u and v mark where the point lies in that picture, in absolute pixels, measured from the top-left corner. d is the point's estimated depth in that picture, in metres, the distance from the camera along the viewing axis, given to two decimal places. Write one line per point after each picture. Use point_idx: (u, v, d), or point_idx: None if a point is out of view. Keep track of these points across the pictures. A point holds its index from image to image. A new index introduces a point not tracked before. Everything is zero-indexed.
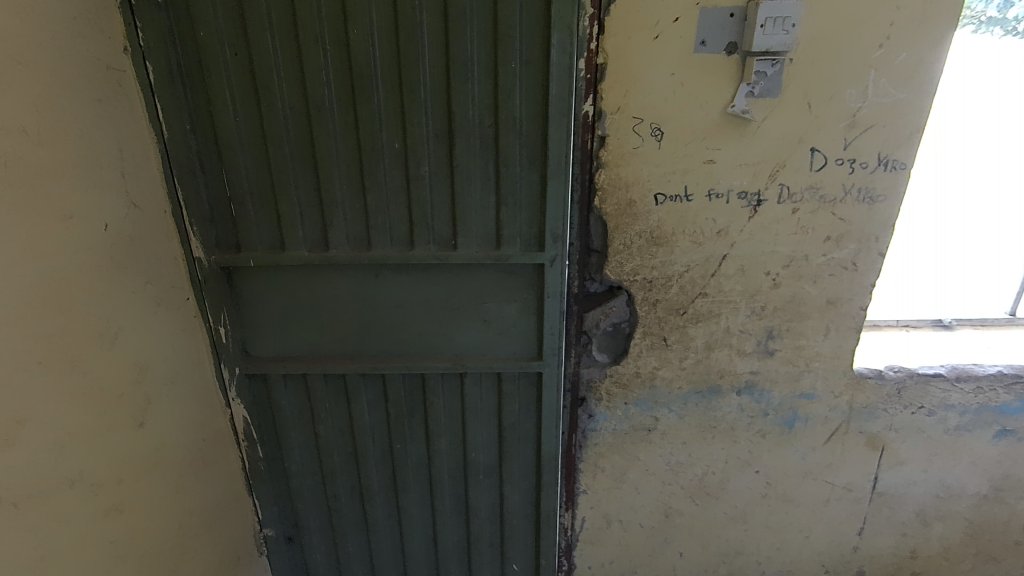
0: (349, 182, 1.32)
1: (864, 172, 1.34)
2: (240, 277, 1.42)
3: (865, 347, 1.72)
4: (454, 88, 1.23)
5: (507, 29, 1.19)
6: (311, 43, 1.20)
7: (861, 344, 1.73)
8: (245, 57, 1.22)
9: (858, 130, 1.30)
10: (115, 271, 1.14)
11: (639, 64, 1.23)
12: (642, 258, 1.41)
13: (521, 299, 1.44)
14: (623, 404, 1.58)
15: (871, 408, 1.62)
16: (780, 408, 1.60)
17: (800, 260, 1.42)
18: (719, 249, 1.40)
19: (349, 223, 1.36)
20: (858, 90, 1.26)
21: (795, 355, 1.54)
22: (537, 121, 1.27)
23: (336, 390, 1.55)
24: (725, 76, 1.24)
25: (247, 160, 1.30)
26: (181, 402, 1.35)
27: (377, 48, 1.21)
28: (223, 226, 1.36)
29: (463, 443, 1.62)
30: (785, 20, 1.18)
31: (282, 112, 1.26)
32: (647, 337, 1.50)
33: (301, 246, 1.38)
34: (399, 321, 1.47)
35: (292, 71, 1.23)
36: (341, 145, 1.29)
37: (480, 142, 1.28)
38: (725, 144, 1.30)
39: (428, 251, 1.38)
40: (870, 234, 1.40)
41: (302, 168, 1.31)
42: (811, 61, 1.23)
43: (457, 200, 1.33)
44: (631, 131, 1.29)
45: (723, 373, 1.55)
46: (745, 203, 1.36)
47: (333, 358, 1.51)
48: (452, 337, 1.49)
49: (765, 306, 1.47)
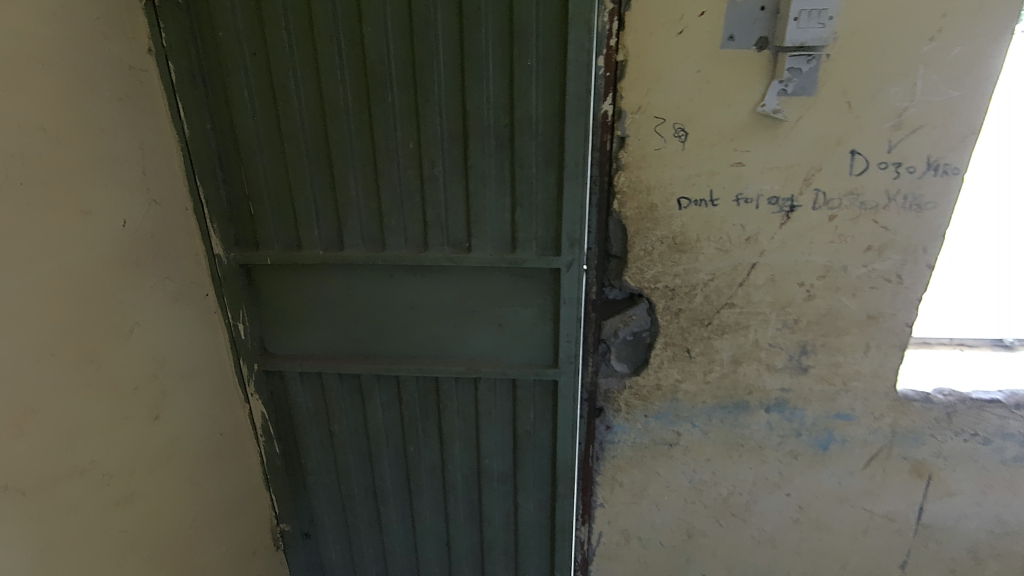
0: (364, 181, 1.31)
1: (911, 177, 1.23)
2: (259, 274, 1.43)
3: (912, 366, 1.59)
4: (468, 87, 1.21)
5: (523, 25, 1.15)
6: (326, 43, 1.20)
7: (906, 363, 1.60)
8: (263, 58, 1.23)
9: (904, 131, 1.20)
10: (133, 267, 1.16)
11: (662, 60, 1.16)
12: (664, 265, 1.34)
13: (536, 304, 1.41)
14: (643, 417, 1.52)
15: (916, 433, 1.50)
16: (813, 428, 1.51)
17: (837, 270, 1.33)
18: (747, 257, 1.32)
19: (364, 223, 1.35)
20: (905, 88, 1.16)
21: (831, 372, 1.44)
22: (554, 120, 1.22)
23: (351, 390, 1.54)
24: (756, 73, 1.16)
25: (265, 158, 1.31)
26: (198, 397, 1.37)
27: (391, 47, 1.19)
28: (243, 225, 1.38)
29: (477, 448, 1.59)
30: (821, 14, 1.09)
31: (298, 110, 1.26)
32: (668, 348, 1.43)
33: (317, 245, 1.38)
34: (413, 323, 1.46)
35: (308, 71, 1.23)
36: (356, 144, 1.28)
37: (496, 142, 1.25)
38: (755, 146, 1.22)
39: (442, 253, 1.35)
40: (917, 244, 1.29)
41: (318, 167, 1.31)
42: (851, 57, 1.14)
43: (471, 201, 1.30)
44: (652, 131, 1.22)
45: (751, 389, 1.47)
46: (777, 208, 1.27)
47: (348, 358, 1.51)
48: (465, 340, 1.46)
49: (797, 319, 1.38)
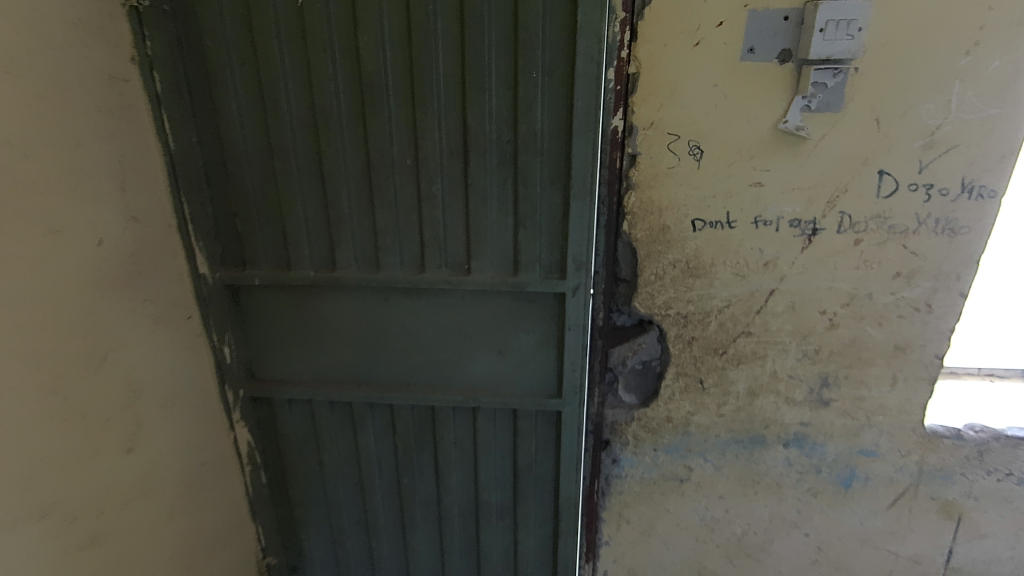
0: (358, 198, 1.23)
1: (944, 200, 1.15)
2: (247, 295, 1.36)
3: (939, 399, 1.50)
4: (469, 100, 1.13)
5: (528, 35, 1.08)
6: (319, 53, 1.13)
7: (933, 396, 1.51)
8: (252, 67, 1.16)
9: (937, 151, 1.11)
10: (109, 289, 1.08)
11: (677, 73, 1.09)
12: (676, 291, 1.25)
13: (540, 330, 1.32)
14: (652, 451, 1.42)
15: (946, 472, 1.40)
16: (834, 465, 1.42)
17: (862, 298, 1.24)
18: (766, 282, 1.23)
19: (357, 242, 1.27)
20: (938, 104, 1.08)
21: (854, 406, 1.35)
22: (561, 136, 1.14)
23: (342, 418, 1.46)
24: (778, 88, 1.08)
25: (253, 173, 1.24)
26: (179, 426, 1.28)
27: (388, 57, 1.12)
28: (230, 243, 1.30)
29: (476, 481, 1.49)
30: (850, 25, 1.02)
31: (289, 123, 1.19)
32: (680, 378, 1.34)
33: (307, 265, 1.30)
34: (408, 348, 1.37)
35: (300, 82, 1.16)
36: (349, 160, 1.20)
37: (498, 158, 1.17)
38: (776, 164, 1.13)
39: (440, 275, 1.27)
40: (949, 272, 1.21)
41: (309, 183, 1.23)
42: (880, 71, 1.06)
43: (471, 221, 1.22)
44: (666, 148, 1.14)
45: (768, 422, 1.38)
46: (798, 231, 1.19)
47: (339, 385, 1.42)
48: (464, 367, 1.38)
49: (819, 349, 1.29)
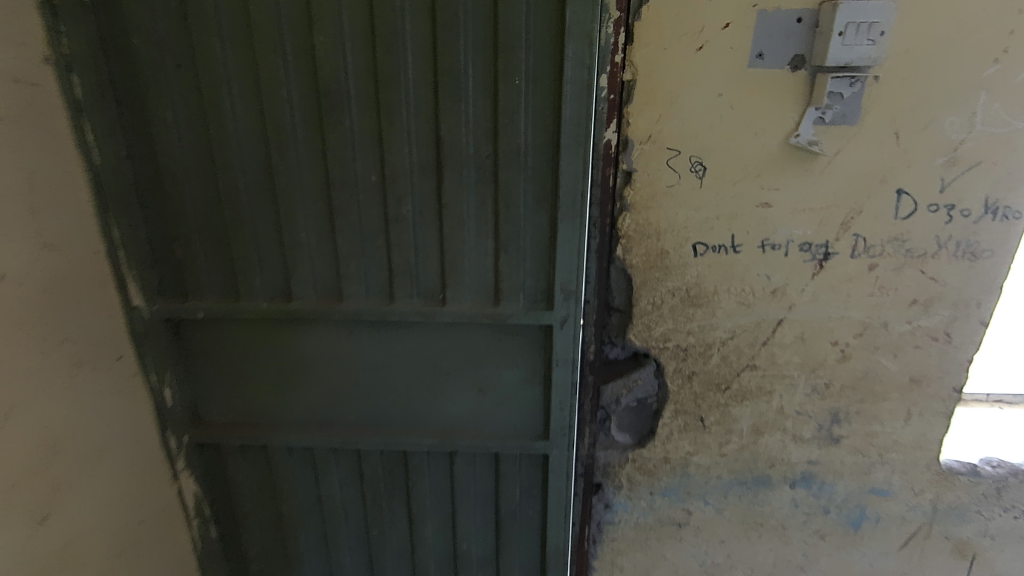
0: (317, 220, 1.08)
1: (965, 221, 1.05)
2: (190, 329, 1.19)
3: (955, 433, 1.38)
4: (443, 109, 0.99)
5: (511, 35, 0.94)
6: (268, 54, 0.97)
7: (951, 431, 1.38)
8: (190, 69, 1.00)
9: (960, 168, 1.01)
10: (17, 331, 0.91)
11: (677, 81, 0.97)
12: (675, 321, 1.13)
13: (524, 365, 1.18)
14: (648, 494, 1.29)
15: (961, 509, 1.30)
16: (844, 505, 1.30)
17: (876, 327, 1.13)
18: (773, 311, 1.12)
19: (316, 269, 1.12)
20: (962, 117, 0.98)
21: (866, 443, 1.24)
22: (547, 150, 1.01)
23: (302, 464, 1.30)
24: (789, 98, 0.97)
25: (194, 191, 1.07)
26: (110, 483, 1.10)
27: (349, 60, 0.97)
28: (169, 271, 1.14)
29: (453, 530, 1.34)
30: (870, 28, 0.91)
31: (235, 134, 1.03)
32: (678, 417, 1.21)
33: (259, 295, 1.14)
34: (376, 387, 1.22)
35: (247, 87, 1.00)
36: (305, 176, 1.05)
37: (476, 175, 1.03)
38: (786, 182, 1.02)
39: (411, 306, 1.12)
40: (969, 298, 1.11)
41: (259, 203, 1.07)
42: (901, 80, 0.96)
43: (446, 246, 1.08)
44: (665, 165, 1.01)
45: (774, 462, 1.26)
46: (809, 256, 1.07)
47: (297, 428, 1.26)
48: (440, 407, 1.23)
49: (829, 383, 1.18)
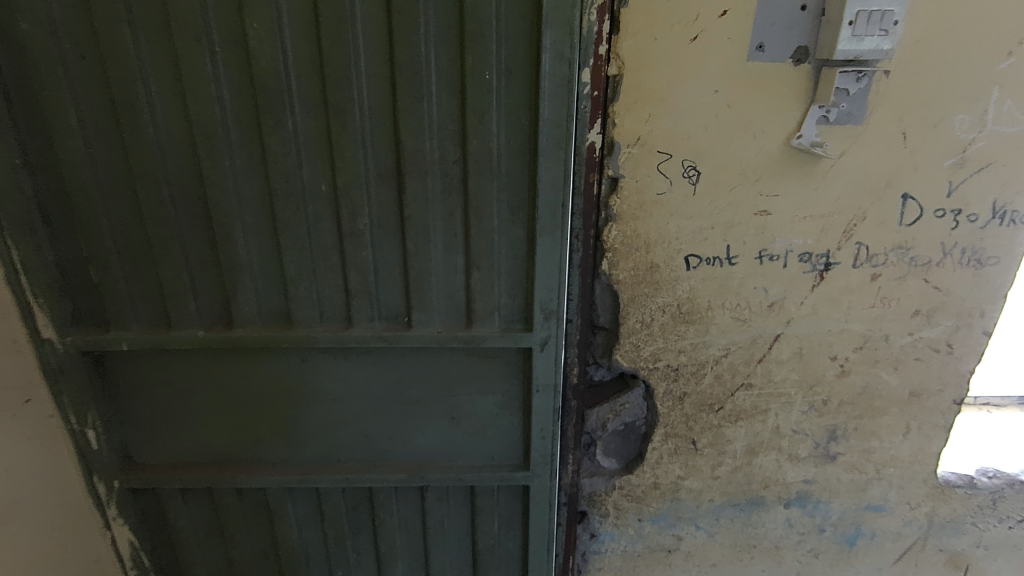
0: (259, 236, 0.94)
1: (972, 227, 0.98)
2: (115, 362, 1.03)
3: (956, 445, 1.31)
4: (402, 108, 0.86)
5: (480, 23, 0.81)
6: (191, 43, 0.82)
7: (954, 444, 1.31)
8: (96, 62, 0.84)
9: (968, 170, 0.94)
10: None
11: (668, 76, 0.86)
12: (665, 340, 1.03)
13: (500, 392, 1.07)
14: (636, 522, 1.20)
15: (956, 522, 1.25)
16: (839, 523, 1.23)
17: (877, 340, 1.06)
18: (770, 327, 1.03)
19: (261, 292, 0.98)
20: (973, 115, 0.90)
21: (862, 459, 1.17)
22: (524, 155, 0.89)
23: (255, 506, 1.16)
24: (791, 95, 0.87)
25: (110, 205, 0.92)
26: (23, 544, 0.95)
27: (289, 51, 0.83)
28: (85, 298, 0.97)
29: (426, 569, 1.23)
30: (884, 17, 0.81)
31: (156, 138, 0.87)
32: (669, 440, 1.12)
33: (195, 323, 0.99)
34: (336, 420, 1.09)
35: (167, 83, 0.85)
36: (243, 187, 0.90)
37: (443, 184, 0.91)
38: (785, 188, 0.93)
39: (372, 331, 0.99)
40: (972, 308, 1.04)
41: (190, 218, 0.92)
42: (911, 75, 0.87)
43: (410, 263, 0.95)
44: (655, 170, 0.91)
45: (768, 483, 1.18)
46: (809, 267, 0.99)
47: (247, 467, 1.12)
48: (408, 439, 1.11)
49: (827, 400, 1.10)
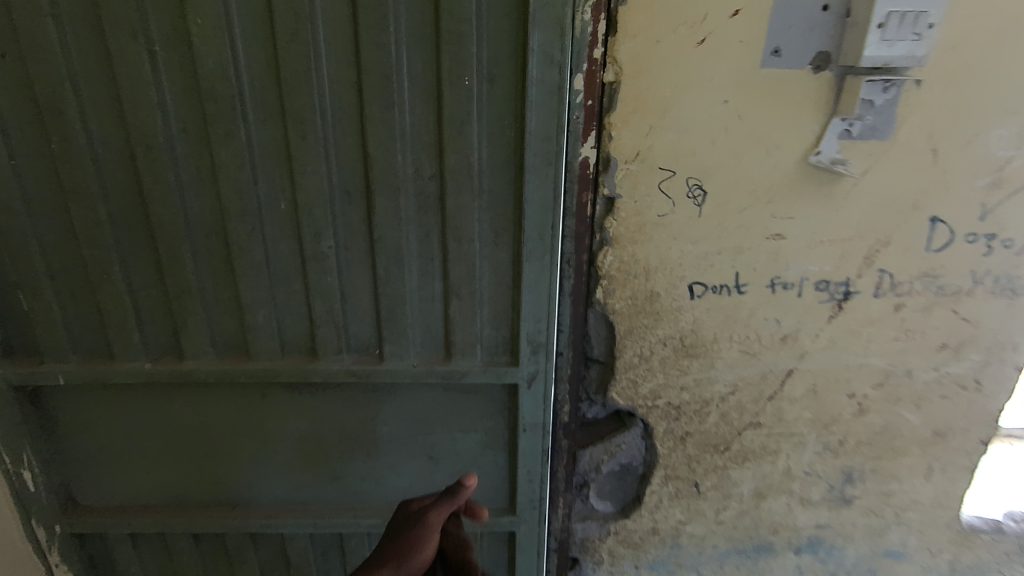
0: (210, 259, 0.83)
1: (1007, 253, 0.88)
2: (53, 395, 0.93)
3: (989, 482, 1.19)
4: (370, 117, 0.76)
5: (458, 21, 0.71)
6: (126, 42, 0.72)
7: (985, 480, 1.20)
8: (19, 62, 0.73)
9: (1005, 191, 0.84)
10: None
11: (672, 84, 0.76)
12: (666, 375, 0.93)
13: (483, 430, 0.97)
14: (632, 570, 1.09)
15: (980, 570, 1.14)
16: (853, 570, 1.13)
17: (899, 375, 0.96)
18: (782, 362, 0.93)
19: (214, 321, 0.87)
20: (1012, 130, 0.80)
21: (880, 503, 1.07)
22: (508, 171, 0.79)
23: (213, 551, 1.05)
24: (809, 107, 0.77)
25: (41, 223, 0.81)
26: None
27: (239, 52, 0.73)
28: (16, 326, 0.87)
29: None
30: (918, 19, 0.72)
31: (90, 148, 0.77)
32: (669, 482, 1.02)
33: (140, 355, 0.88)
34: (301, 458, 0.98)
35: (101, 87, 0.74)
36: (190, 204, 0.80)
37: (417, 202, 0.80)
38: (802, 210, 0.83)
39: (339, 364, 0.89)
40: (1004, 341, 0.94)
41: (132, 239, 0.82)
42: (944, 84, 0.77)
43: (381, 290, 0.85)
44: (656, 189, 0.81)
45: (777, 528, 1.08)
46: (826, 296, 0.89)
47: (204, 509, 1.01)
48: (381, 480, 1.00)
49: (843, 441, 1.00)
